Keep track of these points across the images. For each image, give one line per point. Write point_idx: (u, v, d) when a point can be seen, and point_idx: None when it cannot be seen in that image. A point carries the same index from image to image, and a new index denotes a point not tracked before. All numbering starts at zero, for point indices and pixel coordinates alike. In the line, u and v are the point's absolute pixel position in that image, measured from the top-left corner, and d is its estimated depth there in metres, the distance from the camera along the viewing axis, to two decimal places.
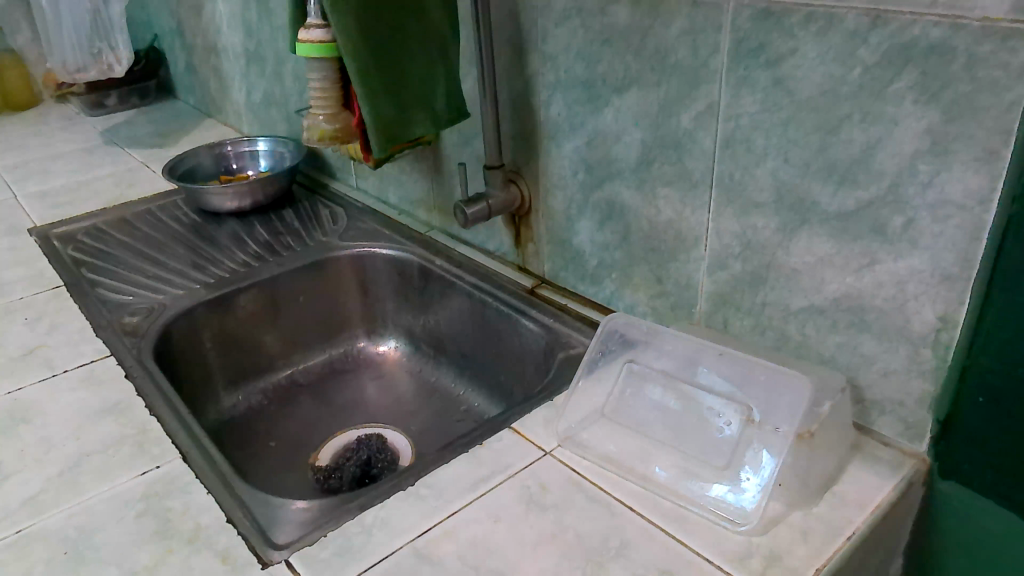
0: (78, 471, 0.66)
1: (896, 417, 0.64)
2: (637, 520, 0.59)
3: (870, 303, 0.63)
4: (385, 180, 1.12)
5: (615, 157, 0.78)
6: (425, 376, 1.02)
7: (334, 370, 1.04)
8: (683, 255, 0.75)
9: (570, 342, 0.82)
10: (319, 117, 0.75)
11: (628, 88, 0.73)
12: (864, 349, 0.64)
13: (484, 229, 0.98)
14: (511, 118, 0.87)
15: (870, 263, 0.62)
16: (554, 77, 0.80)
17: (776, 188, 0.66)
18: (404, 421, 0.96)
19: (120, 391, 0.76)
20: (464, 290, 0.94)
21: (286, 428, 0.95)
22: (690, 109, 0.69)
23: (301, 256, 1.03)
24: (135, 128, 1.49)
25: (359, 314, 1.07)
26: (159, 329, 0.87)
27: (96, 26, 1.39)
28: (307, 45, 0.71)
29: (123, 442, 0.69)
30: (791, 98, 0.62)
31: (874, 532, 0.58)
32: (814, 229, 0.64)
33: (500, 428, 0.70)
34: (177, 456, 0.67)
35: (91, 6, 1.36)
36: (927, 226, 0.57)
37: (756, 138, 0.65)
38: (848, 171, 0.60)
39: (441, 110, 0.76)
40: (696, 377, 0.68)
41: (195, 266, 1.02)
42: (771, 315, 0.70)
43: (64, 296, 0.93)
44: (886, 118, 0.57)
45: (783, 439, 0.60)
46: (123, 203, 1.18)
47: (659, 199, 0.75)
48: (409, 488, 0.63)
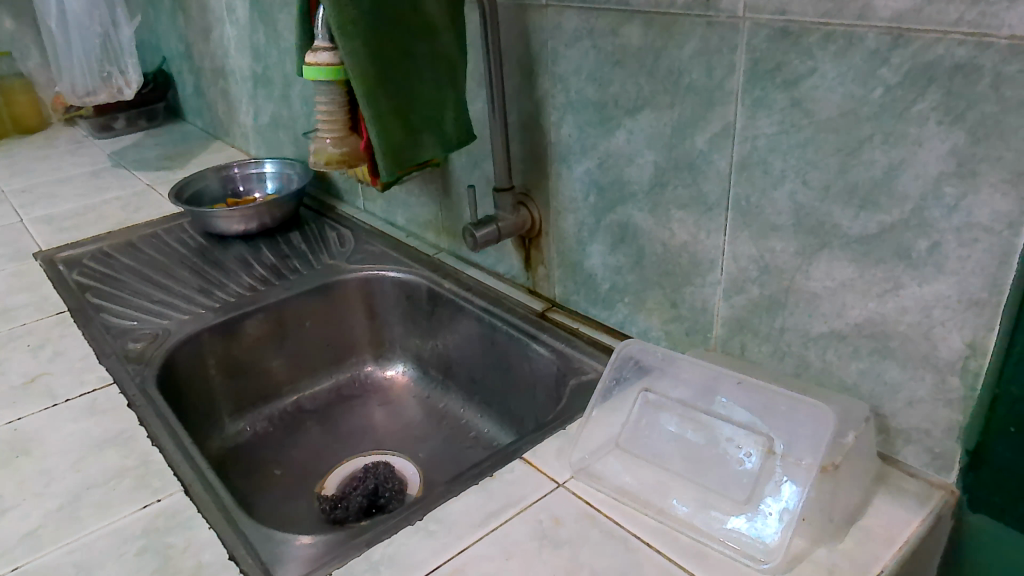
0: (78, 504, 0.65)
1: (922, 447, 0.62)
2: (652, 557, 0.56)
3: (894, 329, 0.61)
4: (392, 203, 1.10)
5: (627, 179, 0.76)
6: (433, 402, 1.00)
7: (341, 395, 1.02)
8: (698, 278, 0.73)
9: (582, 368, 0.81)
10: (325, 140, 0.72)
11: (641, 109, 0.72)
12: (888, 377, 0.62)
13: (493, 253, 0.96)
14: (521, 140, 0.85)
15: (894, 288, 0.60)
16: (564, 99, 0.78)
17: (794, 211, 0.64)
18: (412, 448, 0.94)
19: (122, 421, 0.74)
20: (474, 314, 0.93)
21: (292, 456, 0.93)
22: (705, 130, 0.67)
23: (309, 279, 1.02)
24: (142, 151, 1.48)
25: (367, 338, 1.05)
26: (164, 355, 0.86)
27: (106, 50, 1.38)
28: (312, 68, 0.68)
29: (124, 474, 0.68)
30: (809, 119, 0.60)
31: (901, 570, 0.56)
32: (835, 253, 0.62)
33: (510, 459, 0.68)
34: (179, 489, 0.66)
35: (101, 30, 1.36)
36: (953, 250, 0.55)
37: (773, 160, 0.64)
38: (870, 194, 0.59)
39: (451, 134, 0.75)
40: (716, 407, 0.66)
41: (201, 290, 1.01)
42: (790, 340, 0.68)
43: (68, 322, 0.92)
44: (909, 139, 0.55)
45: (802, 472, 0.58)
46: (128, 225, 1.17)
47: (673, 221, 0.73)
48: (417, 522, 0.61)
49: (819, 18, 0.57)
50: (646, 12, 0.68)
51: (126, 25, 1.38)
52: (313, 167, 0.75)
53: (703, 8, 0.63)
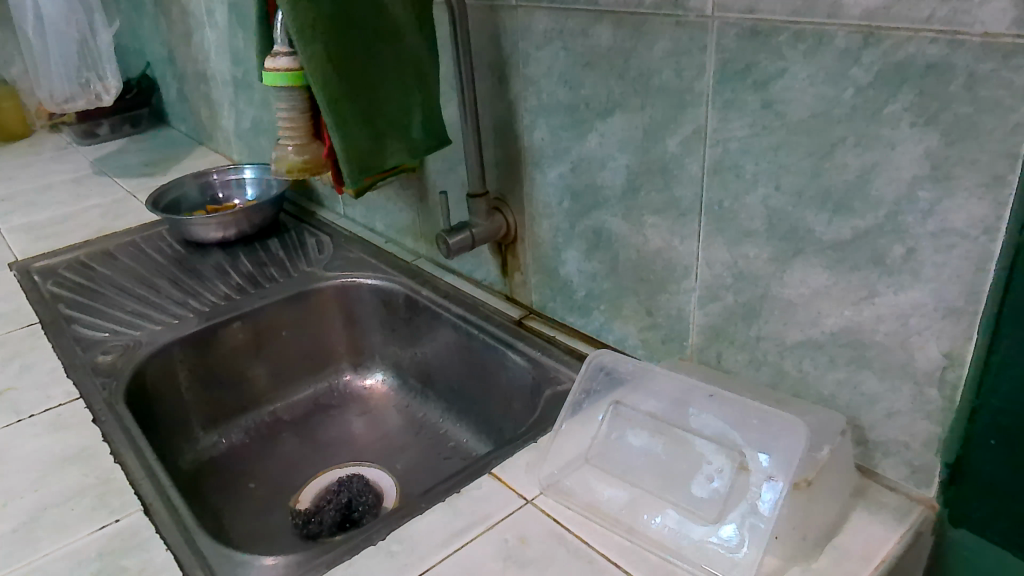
0: (35, 525, 0.63)
1: (901, 460, 0.60)
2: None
3: (870, 338, 0.59)
4: (371, 208, 1.08)
5: (601, 184, 0.74)
6: (412, 411, 0.98)
7: (319, 405, 1.00)
8: (673, 285, 0.71)
9: (557, 378, 0.79)
10: (287, 147, 0.70)
11: (612, 112, 0.70)
12: (866, 388, 0.60)
13: (471, 259, 0.94)
14: (495, 145, 0.83)
15: (869, 296, 0.58)
16: (536, 102, 0.76)
17: (767, 216, 0.62)
18: (390, 459, 0.92)
19: (85, 436, 0.73)
20: (451, 322, 0.91)
21: (267, 468, 0.91)
22: (677, 133, 0.65)
23: (285, 287, 1.00)
24: (125, 157, 1.46)
25: (345, 347, 1.03)
26: (134, 367, 0.84)
27: (84, 56, 1.37)
28: (272, 73, 0.66)
29: (83, 492, 0.66)
30: (781, 122, 0.58)
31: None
32: (809, 259, 0.60)
33: (480, 475, 0.66)
34: (139, 508, 0.64)
35: (79, 35, 1.34)
36: (929, 257, 0.53)
37: (745, 164, 0.61)
38: (844, 198, 0.56)
39: (419, 139, 0.73)
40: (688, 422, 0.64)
41: (176, 300, 0.99)
42: (766, 349, 0.66)
43: (38, 335, 0.90)
44: (882, 142, 0.53)
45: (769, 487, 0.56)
46: (106, 234, 1.15)
47: (647, 227, 0.71)
48: (380, 542, 0.59)
49: (788, 17, 0.55)
50: (615, 11, 0.65)
51: (104, 29, 1.37)
52: (275, 176, 0.73)
53: (672, 8, 0.61)
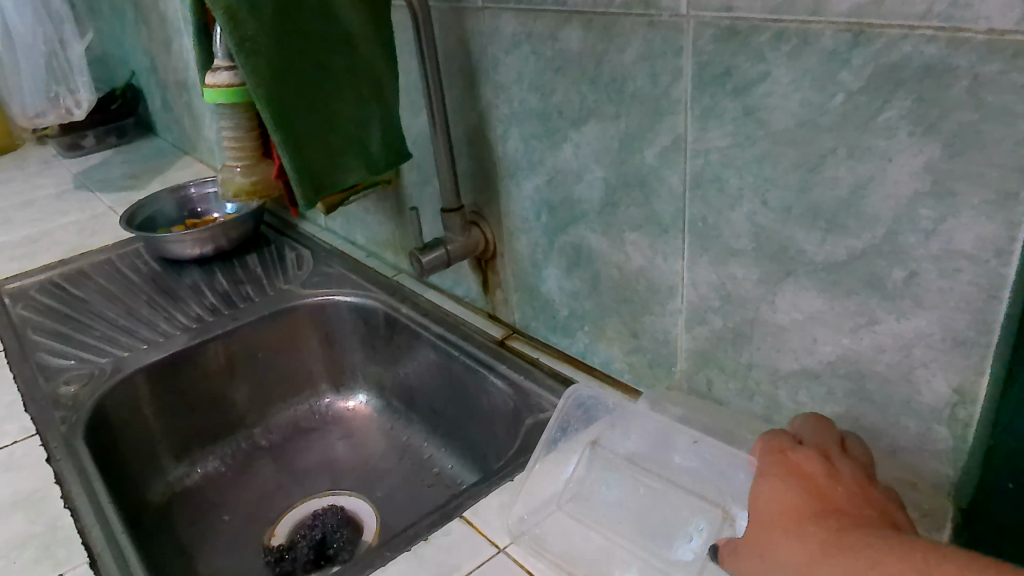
0: None
1: (908, 501, 0.54)
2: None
3: (870, 369, 0.53)
4: (351, 221, 1.04)
5: (578, 198, 0.68)
6: (396, 434, 0.93)
7: (299, 429, 0.96)
8: (658, 306, 0.66)
9: (539, 405, 0.74)
10: (234, 170, 0.68)
11: (586, 120, 0.64)
12: (868, 422, 0.54)
13: (451, 275, 0.89)
14: (468, 156, 0.78)
15: (868, 323, 0.52)
16: (508, 110, 0.71)
17: (754, 234, 0.56)
18: (369, 486, 0.88)
19: (37, 479, 0.69)
20: (430, 343, 0.86)
21: (242, 499, 0.87)
22: (654, 144, 0.60)
23: (260, 306, 0.96)
24: (109, 170, 1.43)
25: (325, 367, 0.99)
26: (97, 398, 0.80)
27: (53, 68, 1.36)
28: (213, 90, 0.62)
29: (28, 542, 0.62)
30: (764, 131, 0.52)
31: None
32: (801, 281, 0.54)
33: (449, 518, 0.61)
34: (84, 560, 0.60)
35: (45, 48, 1.34)
36: (933, 282, 0.47)
37: (729, 177, 0.56)
38: (836, 216, 0.51)
39: (378, 155, 0.71)
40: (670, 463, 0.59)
41: (147, 322, 0.95)
42: (758, 377, 0.60)
43: (1, 365, 0.86)
44: (877, 153, 0.47)
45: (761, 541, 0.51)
46: (82, 252, 1.12)
47: (627, 243, 0.66)
48: None
49: (768, 15, 0.49)
50: (584, 12, 0.60)
51: (75, 42, 1.36)
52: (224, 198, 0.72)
53: (643, 7, 0.56)
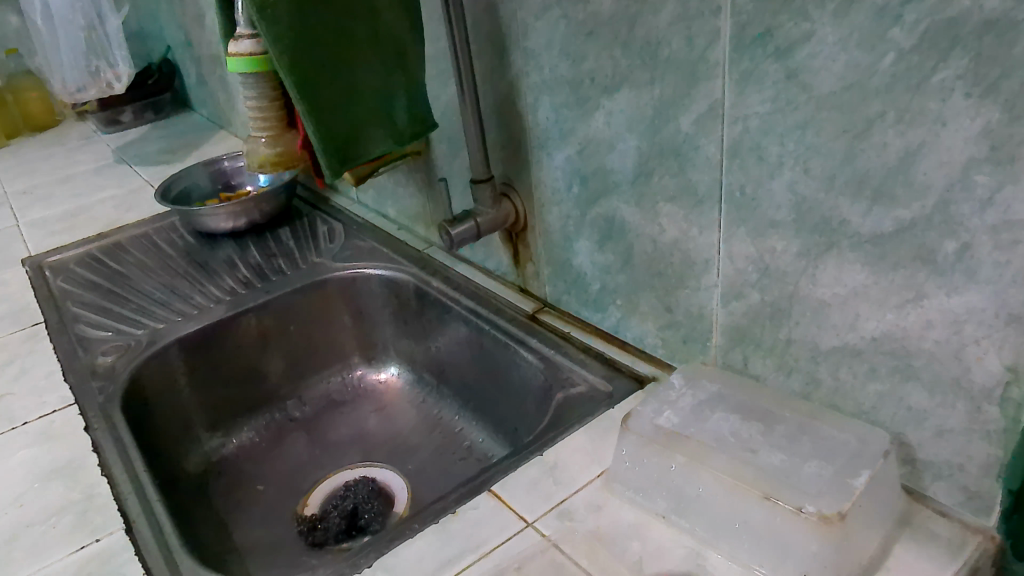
0: (15, 545, 0.61)
1: (955, 484, 0.52)
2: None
3: (917, 347, 0.50)
4: (382, 193, 1.03)
5: (610, 169, 0.66)
6: (427, 408, 0.93)
7: (331, 402, 0.96)
8: (692, 280, 0.64)
9: (570, 380, 0.72)
10: (259, 141, 0.69)
11: (619, 87, 0.62)
12: (913, 402, 0.52)
13: (482, 248, 0.88)
14: (498, 126, 0.76)
15: (916, 298, 0.49)
16: (539, 78, 0.69)
17: (794, 205, 0.53)
18: (401, 459, 0.88)
19: (74, 448, 0.70)
20: (461, 317, 0.85)
21: (275, 470, 0.88)
22: (689, 111, 0.57)
23: (292, 279, 0.96)
24: (146, 144, 1.44)
25: (357, 341, 0.99)
26: (133, 369, 0.81)
27: (91, 42, 1.37)
28: (235, 59, 0.63)
29: (66, 509, 0.63)
30: (807, 96, 0.49)
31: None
32: (844, 254, 0.52)
33: (477, 493, 0.61)
34: (120, 527, 0.61)
35: (84, 23, 1.35)
36: (988, 255, 0.44)
37: (768, 145, 0.53)
38: (883, 184, 0.48)
39: (403, 125, 0.69)
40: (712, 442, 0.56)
41: (182, 295, 0.96)
42: (797, 354, 0.58)
43: (40, 336, 0.88)
44: (930, 117, 0.44)
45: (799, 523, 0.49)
46: (119, 226, 1.13)
47: (661, 215, 0.64)
48: (364, 571, 0.55)
49: None
50: None
51: (112, 15, 1.37)
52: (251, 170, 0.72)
53: None
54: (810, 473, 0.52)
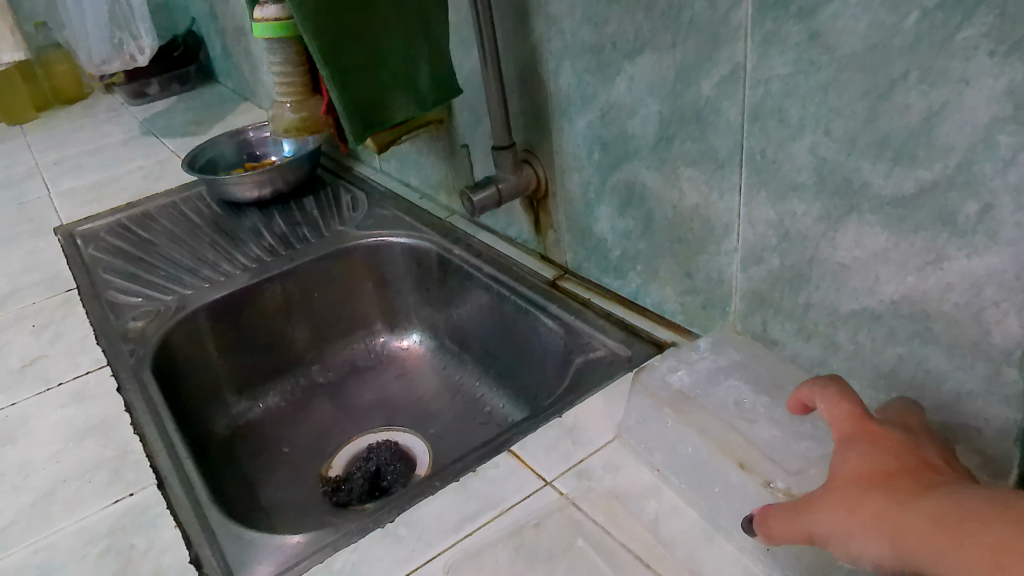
0: (52, 499, 0.62)
1: (972, 448, 0.52)
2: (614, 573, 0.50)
3: (936, 310, 0.50)
4: (405, 162, 1.04)
5: (631, 134, 0.66)
6: (448, 374, 0.94)
7: (355, 368, 0.98)
8: (713, 245, 0.64)
9: (590, 345, 0.73)
10: (284, 105, 0.70)
11: (640, 51, 0.62)
12: (932, 365, 0.52)
13: (504, 216, 0.89)
14: (520, 92, 0.76)
15: (936, 261, 0.49)
16: (561, 43, 0.69)
17: (815, 167, 0.53)
18: (423, 424, 0.89)
19: (107, 407, 0.72)
20: (482, 284, 0.86)
21: (301, 433, 0.90)
22: (711, 74, 0.57)
23: (316, 248, 0.97)
24: (172, 116, 1.46)
25: (380, 308, 1.00)
26: (162, 333, 0.83)
27: (115, 16, 1.37)
28: (260, 24, 0.65)
29: (100, 466, 0.65)
30: (830, 57, 0.49)
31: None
32: (865, 217, 0.52)
33: (497, 453, 0.62)
34: (152, 483, 0.63)
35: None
36: (1009, 215, 0.44)
37: (790, 108, 0.53)
38: (905, 145, 0.48)
39: (427, 92, 0.70)
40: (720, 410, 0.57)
41: (210, 263, 0.98)
42: (816, 319, 0.58)
43: (73, 301, 0.90)
44: (953, 76, 0.44)
45: (766, 493, 0.50)
46: (147, 196, 1.15)
47: (682, 180, 0.64)
48: (387, 525, 0.56)
49: None
50: None
51: None
52: (275, 134, 0.74)
53: None
54: (801, 451, 0.52)
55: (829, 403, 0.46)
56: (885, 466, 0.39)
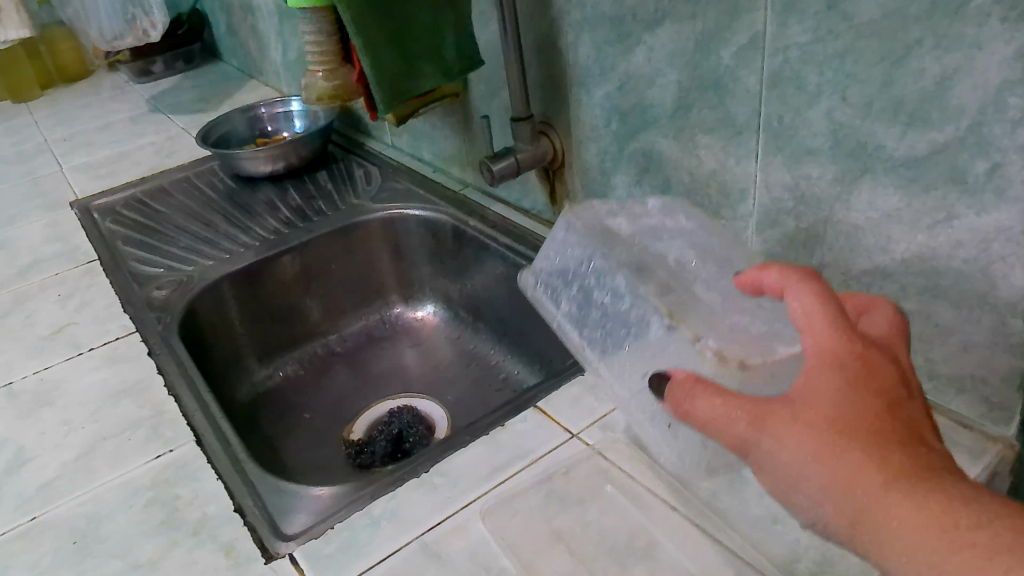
0: (94, 455, 0.65)
1: (977, 396, 0.56)
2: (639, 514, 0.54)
3: (945, 265, 0.53)
4: (418, 136, 1.06)
5: (650, 103, 0.69)
6: (463, 343, 0.97)
7: (371, 338, 1.01)
8: (729, 211, 0.67)
9: None
10: (317, 74, 0.73)
11: (660, 22, 0.64)
12: (940, 319, 0.55)
13: (518, 187, 0.91)
14: (538, 65, 0.79)
15: (946, 219, 0.52)
16: (580, 16, 0.71)
17: (831, 132, 0.56)
18: (440, 391, 0.92)
19: (140, 370, 0.74)
20: (498, 253, 0.88)
21: (320, 399, 0.93)
22: (731, 43, 0.59)
23: (332, 220, 0.99)
24: (179, 94, 1.47)
25: (395, 279, 1.03)
26: (187, 301, 0.86)
27: None
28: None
29: (139, 424, 0.68)
30: (848, 24, 0.52)
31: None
32: (879, 179, 0.55)
33: (523, 408, 0.65)
34: (191, 439, 0.66)
35: None
36: (1017, 173, 0.47)
37: (808, 75, 0.55)
38: (919, 109, 0.50)
39: (452, 61, 0.72)
40: (655, 263, 0.60)
41: (228, 235, 1.00)
42: (830, 279, 0.61)
43: (96, 272, 0.92)
44: (967, 42, 0.46)
45: (693, 352, 0.52)
46: (160, 170, 1.17)
47: (699, 147, 0.66)
48: (422, 475, 0.59)
49: None
50: None
51: None
52: (308, 103, 0.77)
53: None
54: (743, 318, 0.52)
55: (806, 300, 0.39)
56: (876, 418, 0.35)
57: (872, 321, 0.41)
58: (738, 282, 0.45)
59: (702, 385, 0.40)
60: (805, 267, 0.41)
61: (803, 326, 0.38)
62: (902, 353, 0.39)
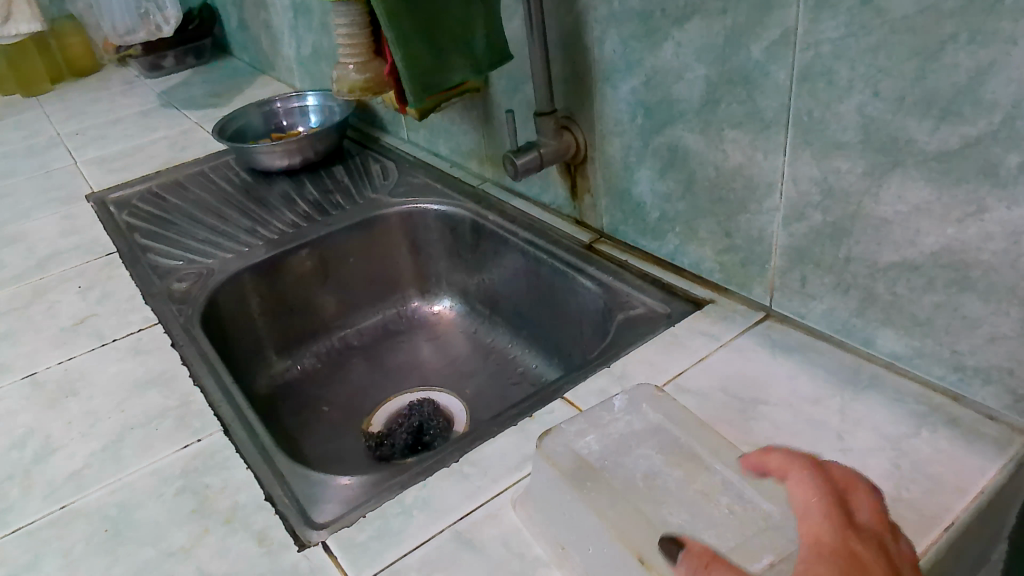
0: (122, 444, 0.65)
1: (1003, 388, 0.56)
2: (681, 507, 0.50)
3: (975, 258, 0.54)
4: (435, 131, 1.06)
5: (676, 98, 0.69)
6: (480, 337, 0.98)
7: (388, 332, 1.01)
8: (754, 205, 0.68)
9: (629, 303, 0.77)
10: (348, 67, 0.74)
11: (689, 17, 0.64)
12: (968, 311, 0.56)
13: (538, 182, 0.92)
14: (563, 60, 0.79)
15: (977, 212, 0.53)
16: (607, 11, 0.71)
17: (862, 126, 0.57)
18: (459, 384, 0.92)
19: (165, 361, 0.74)
20: (518, 248, 0.89)
21: (339, 393, 0.93)
22: (761, 38, 0.60)
23: (350, 214, 0.99)
24: (190, 89, 1.47)
25: (412, 273, 1.03)
26: (208, 294, 0.86)
27: None
28: None
29: (166, 414, 0.68)
30: (881, 19, 0.52)
31: (963, 536, 0.50)
32: (909, 172, 0.55)
33: (551, 399, 0.65)
34: (219, 429, 0.66)
35: None
36: None
37: (839, 70, 0.56)
38: (952, 104, 0.51)
39: (482, 55, 0.74)
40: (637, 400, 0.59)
41: (245, 228, 1.00)
42: (856, 272, 0.62)
43: (115, 264, 0.92)
44: (1001, 37, 0.47)
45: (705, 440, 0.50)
46: (175, 164, 1.17)
47: (726, 142, 0.67)
48: (452, 465, 0.60)
49: None
50: None
51: None
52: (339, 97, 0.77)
53: None
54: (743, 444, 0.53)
55: (807, 486, 0.42)
56: None
57: (796, 488, 0.42)
58: (744, 464, 0.48)
59: (714, 569, 0.40)
60: (805, 455, 0.45)
61: (802, 502, 0.41)
62: (889, 539, 0.40)
